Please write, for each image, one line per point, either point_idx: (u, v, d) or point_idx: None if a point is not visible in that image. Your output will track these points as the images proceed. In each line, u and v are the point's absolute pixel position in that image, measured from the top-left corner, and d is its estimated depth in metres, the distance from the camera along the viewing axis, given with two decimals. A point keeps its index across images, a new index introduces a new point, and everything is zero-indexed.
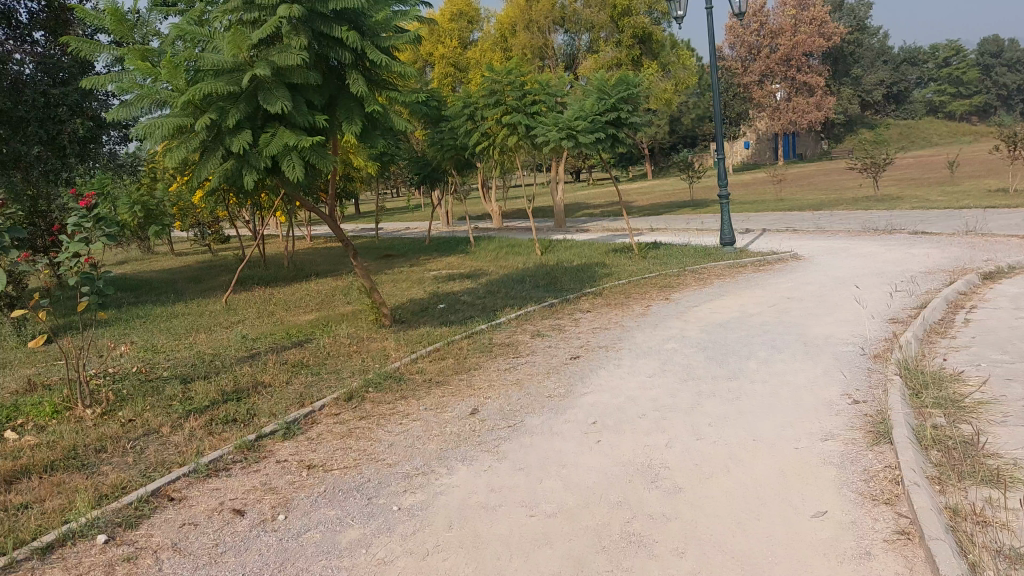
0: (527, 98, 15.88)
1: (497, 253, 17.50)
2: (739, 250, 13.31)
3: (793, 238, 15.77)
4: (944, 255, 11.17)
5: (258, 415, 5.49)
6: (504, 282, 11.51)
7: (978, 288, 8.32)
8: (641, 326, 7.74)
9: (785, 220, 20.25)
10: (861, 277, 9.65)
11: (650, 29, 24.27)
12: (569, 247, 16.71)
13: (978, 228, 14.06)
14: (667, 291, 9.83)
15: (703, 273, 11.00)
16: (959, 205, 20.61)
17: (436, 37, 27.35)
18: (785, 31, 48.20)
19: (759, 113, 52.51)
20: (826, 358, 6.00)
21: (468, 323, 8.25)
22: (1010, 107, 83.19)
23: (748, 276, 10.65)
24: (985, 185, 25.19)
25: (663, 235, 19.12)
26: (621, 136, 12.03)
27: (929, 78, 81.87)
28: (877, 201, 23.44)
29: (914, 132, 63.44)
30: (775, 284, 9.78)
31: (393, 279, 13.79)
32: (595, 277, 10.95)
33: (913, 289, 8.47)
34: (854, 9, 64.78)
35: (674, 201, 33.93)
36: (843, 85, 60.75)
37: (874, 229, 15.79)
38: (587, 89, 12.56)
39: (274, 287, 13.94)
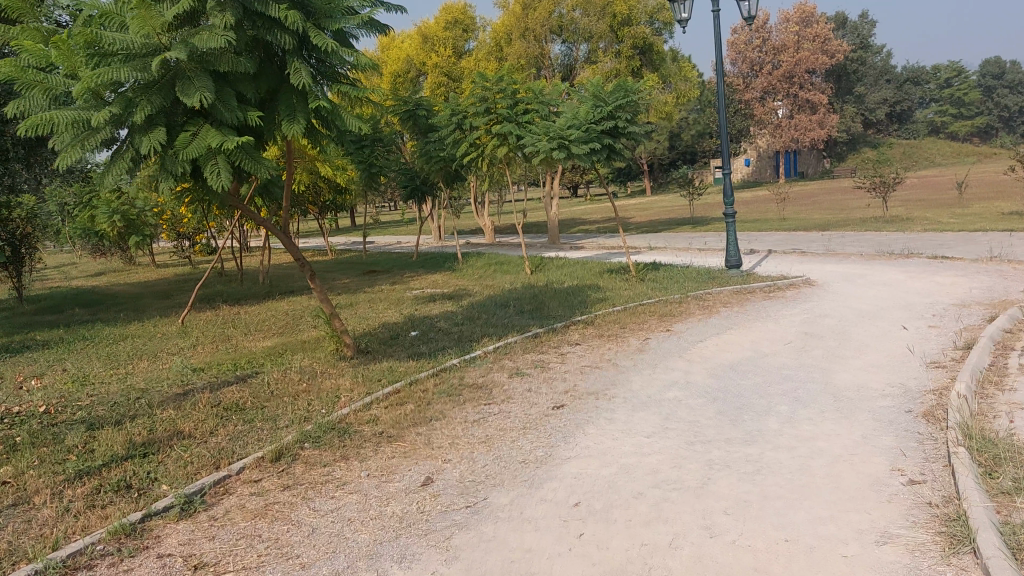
0: (520, 107, 14.89)
1: (486, 271, 16.49)
2: (746, 273, 12.29)
3: (801, 261, 14.74)
4: (972, 284, 10.13)
5: (159, 480, 4.40)
6: (487, 305, 10.46)
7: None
8: (637, 366, 6.69)
9: (791, 241, 19.22)
10: (885, 310, 8.62)
11: (650, 39, 23.43)
12: (562, 266, 15.69)
13: (1003, 253, 13.05)
14: (667, 321, 8.78)
15: (707, 300, 9.97)
16: (974, 227, 19.62)
17: (431, 45, 26.73)
18: (787, 48, 47.50)
19: (760, 130, 51.71)
20: (862, 416, 4.94)
21: (440, 357, 7.18)
22: (1010, 128, 82.68)
23: (757, 304, 9.63)
24: (997, 208, 24.26)
25: (663, 255, 18.11)
26: (619, 148, 11.03)
27: (930, 99, 81.50)
28: (886, 222, 22.48)
29: (916, 152, 62.67)
30: (789, 315, 8.74)
31: (369, 300, 12.76)
32: (587, 303, 9.92)
33: (949, 326, 7.43)
34: (857, 27, 64.04)
35: (672, 219, 32.96)
36: (846, 103, 60.07)
37: (889, 252, 14.78)
38: (580, 95, 11.61)
39: (241, 306, 12.88)
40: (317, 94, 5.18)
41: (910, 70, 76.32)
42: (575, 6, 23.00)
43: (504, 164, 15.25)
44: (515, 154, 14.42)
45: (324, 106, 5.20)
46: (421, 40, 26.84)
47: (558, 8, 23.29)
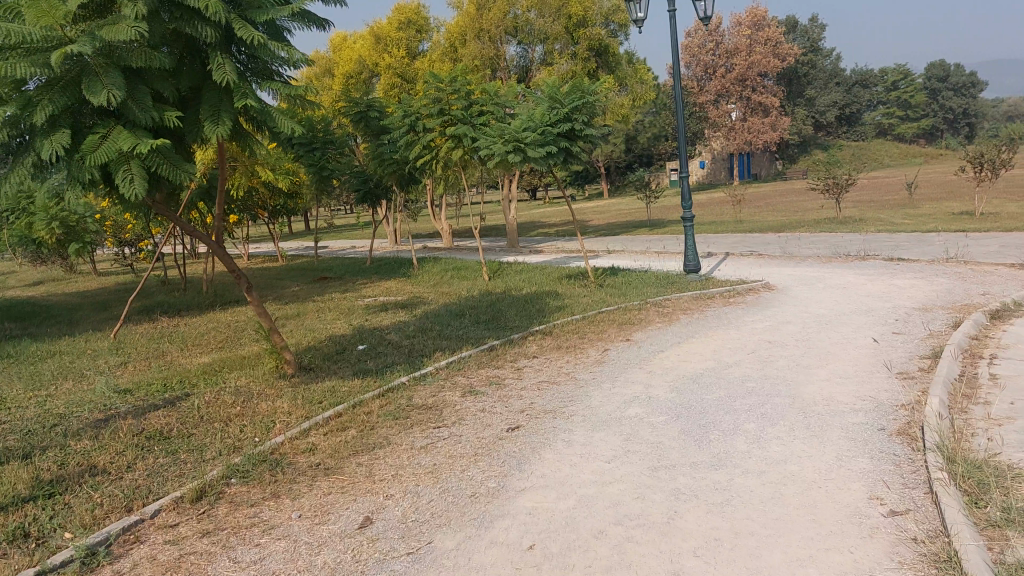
0: (474, 109, 14.47)
1: (442, 277, 16.05)
2: (706, 278, 12.06)
3: (759, 263, 14.59)
4: (932, 288, 10.00)
5: (62, 527, 3.91)
6: (441, 315, 10.02)
7: (989, 330, 7.08)
8: (597, 381, 6.31)
9: (748, 243, 19.12)
10: (849, 316, 8.39)
11: (605, 41, 23.22)
12: (518, 271, 15.32)
13: (959, 255, 13.04)
14: (627, 330, 8.44)
15: (668, 307, 9.66)
16: (927, 228, 19.77)
17: (384, 46, 26.29)
18: (740, 51, 47.87)
19: (715, 133, 52.06)
20: (835, 436, 4.63)
21: (387, 374, 6.73)
22: (955, 130, 84.79)
23: (719, 310, 9.37)
24: (948, 208, 24.57)
25: (621, 258, 17.86)
26: (576, 150, 10.68)
27: (878, 101, 83.15)
28: (839, 223, 22.58)
29: (866, 153, 63.79)
30: (751, 323, 8.46)
31: (318, 310, 12.23)
32: (544, 311, 9.54)
33: (915, 332, 7.21)
34: (807, 31, 64.90)
35: (629, 221, 32.83)
36: (798, 106, 60.87)
37: (846, 254, 14.71)
38: (536, 95, 11.15)
39: (182, 317, 12.26)
40: (244, 92, 4.71)
41: (859, 73, 77.77)
42: (530, 7, 22.65)
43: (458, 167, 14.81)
44: (469, 158, 13.99)
45: (251, 104, 4.72)
46: (374, 41, 26.38)
47: (513, 9, 22.92)
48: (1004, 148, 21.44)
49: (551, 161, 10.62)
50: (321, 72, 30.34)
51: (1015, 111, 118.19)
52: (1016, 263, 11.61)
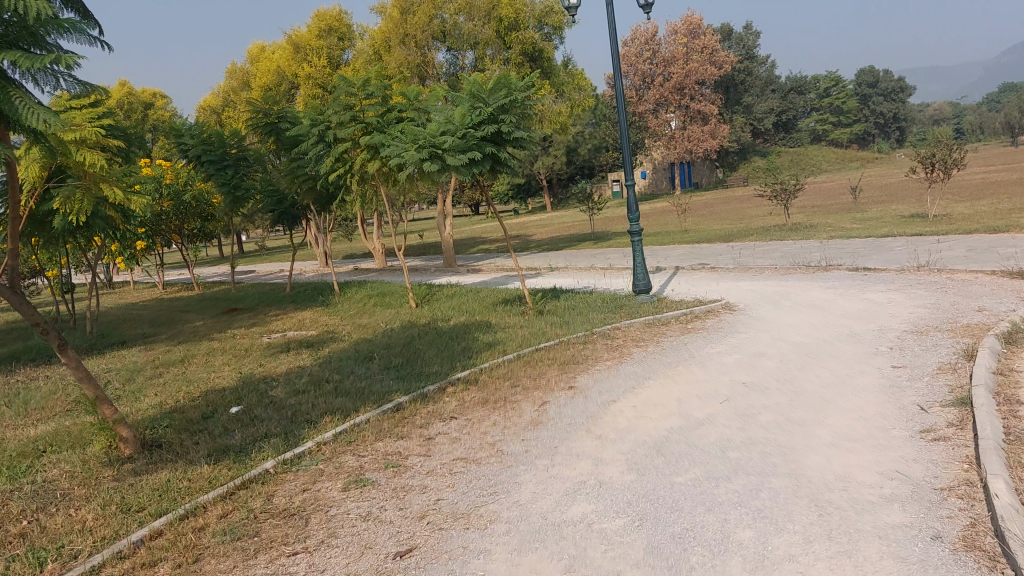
0: (391, 115, 12.83)
1: (364, 304, 14.36)
2: (657, 298, 10.63)
3: (714, 278, 13.23)
4: (916, 303, 8.69)
5: None
6: (346, 358, 8.33)
7: (1010, 360, 5.72)
8: (530, 457, 4.70)
9: (697, 255, 17.80)
10: (833, 346, 6.96)
11: (539, 45, 21.88)
12: (449, 296, 13.72)
13: (930, 262, 11.89)
14: (569, 373, 6.86)
15: (618, 338, 8.15)
16: (880, 232, 18.86)
17: (305, 55, 24.65)
18: (677, 59, 47.26)
19: (655, 143, 51.28)
20: (874, 554, 3.11)
21: (249, 458, 5.03)
22: (886, 134, 86.32)
23: (676, 341, 7.93)
24: (898, 211, 23.87)
25: (563, 277, 16.39)
26: (504, 157, 9.12)
27: (812, 108, 84.13)
28: (790, 229, 21.54)
29: (804, 159, 63.89)
30: (719, 358, 6.96)
31: (210, 355, 10.42)
32: (470, 349, 7.91)
33: (923, 368, 5.79)
34: (742, 38, 64.79)
35: (572, 235, 31.48)
36: (736, 113, 60.69)
37: (806, 264, 13.47)
38: (454, 95, 9.54)
39: (45, 368, 10.30)
40: None
41: (793, 80, 78.35)
42: (458, 10, 21.10)
43: (378, 182, 13.09)
44: (388, 170, 12.30)
45: None
46: (293, 51, 24.73)
47: (440, 12, 21.33)
48: (954, 148, 20.66)
49: (474, 169, 9.00)
50: (240, 86, 28.44)
51: (939, 115, 121.33)
52: (997, 270, 10.43)
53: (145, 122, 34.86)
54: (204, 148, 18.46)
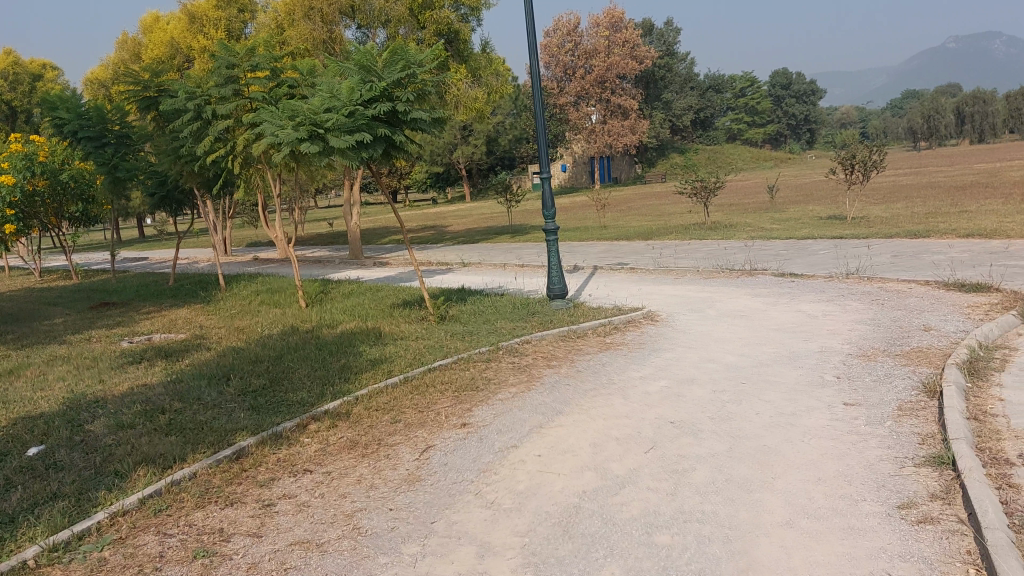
0: (279, 91, 11.34)
1: (250, 302, 12.82)
2: (573, 304, 9.53)
3: (634, 281, 12.25)
4: (854, 317, 7.84)
5: None
6: (199, 377, 6.89)
7: (981, 399, 4.83)
8: (396, 541, 3.49)
9: (616, 254, 16.87)
10: (774, 371, 5.97)
11: (455, 25, 20.64)
12: (345, 295, 12.33)
13: (859, 269, 11.18)
14: (464, 401, 5.66)
15: (527, 355, 6.97)
16: (801, 233, 18.36)
17: (201, 27, 22.73)
18: (598, 52, 46.67)
19: (575, 136, 50.59)
20: None
21: (10, 540, 3.66)
22: (798, 136, 88.52)
23: (593, 359, 6.83)
24: (815, 212, 23.62)
25: (473, 274, 15.17)
26: (399, 140, 7.83)
27: (728, 107, 85.21)
28: (710, 228, 20.92)
29: (721, 156, 64.48)
30: (644, 383, 5.88)
31: (48, 364, 8.81)
32: (351, 367, 6.59)
33: (883, 408, 4.83)
34: (663, 34, 64.63)
35: (488, 227, 30.31)
36: (656, 109, 60.64)
37: (730, 267, 12.66)
38: (339, 66, 8.18)
39: None
40: None
41: (711, 78, 79.13)
42: None
43: (264, 165, 11.59)
44: (273, 151, 10.82)
45: None
46: (188, 21, 22.76)
47: None
48: (875, 149, 20.38)
49: (363, 152, 7.67)
50: (129, 57, 26.11)
51: (847, 120, 125.26)
52: (932, 280, 9.73)
53: (28, 95, 31.89)
54: (80, 121, 16.36)
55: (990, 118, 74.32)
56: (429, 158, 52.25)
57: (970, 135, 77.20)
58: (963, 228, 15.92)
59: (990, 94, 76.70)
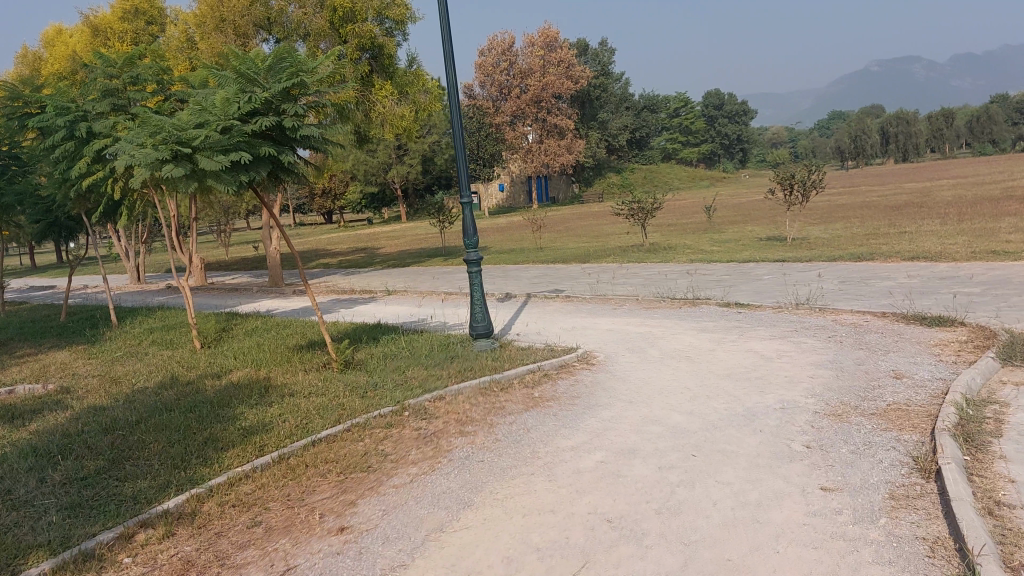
0: (165, 105, 9.98)
1: (141, 343, 11.37)
2: (499, 345, 8.37)
3: (569, 313, 11.21)
4: (812, 359, 6.91)
5: None
6: (28, 453, 5.52)
7: (989, 482, 3.86)
8: None
9: (551, 279, 15.85)
10: (730, 436, 4.93)
11: (378, 39, 19.29)
12: (248, 333, 10.98)
13: (808, 299, 10.35)
14: (350, 489, 4.48)
15: (439, 417, 5.76)
16: (742, 256, 17.69)
17: (106, 40, 21.09)
18: (533, 71, 46.08)
19: (512, 156, 49.81)
20: None
21: None
22: (731, 155, 89.86)
23: (514, 418, 5.71)
24: (754, 233, 23.12)
25: (396, 304, 13.91)
26: (286, 160, 6.63)
27: (663, 127, 85.95)
28: (649, 250, 20.18)
29: (657, 175, 64.69)
30: (576, 456, 4.78)
31: None
32: (215, 443, 5.29)
33: (869, 496, 3.83)
34: (598, 54, 64.58)
35: (420, 250, 29.09)
36: (592, 129, 60.45)
37: (671, 296, 11.73)
38: (212, 73, 6.97)
39: None
40: None
41: (646, 97, 79.55)
42: None
43: (148, 191, 10.20)
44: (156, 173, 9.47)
45: None
46: (92, 34, 21.14)
47: None
48: (813, 168, 19.91)
49: (243, 175, 6.48)
50: (28, 72, 24.08)
51: (777, 140, 128.16)
52: (888, 311, 8.94)
53: None
54: None
55: (913, 138, 76.79)
56: (363, 178, 50.81)
57: (894, 156, 79.41)
58: (906, 250, 15.43)
59: (912, 115, 79.27)
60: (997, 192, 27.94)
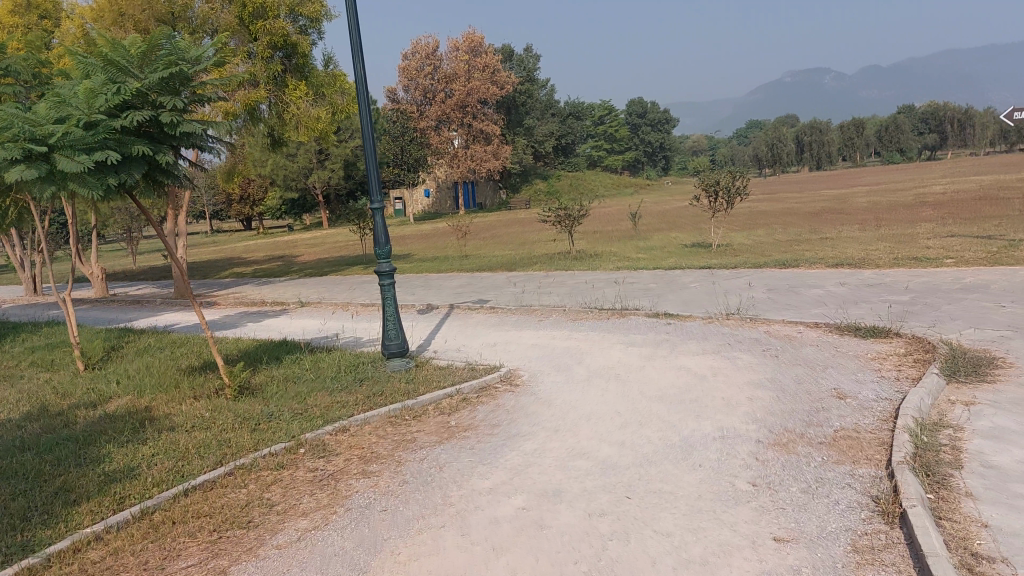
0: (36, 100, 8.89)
1: (18, 365, 10.22)
2: (415, 363, 7.66)
3: (492, 325, 10.59)
4: (750, 377, 6.46)
5: None
6: None
7: (962, 528, 3.40)
8: None
9: (475, 289, 15.22)
10: (668, 473, 4.37)
11: (292, 37, 18.15)
12: (141, 353, 9.98)
13: (738, 309, 9.99)
14: (225, 554, 3.74)
15: (339, 455, 5.04)
16: (670, 263, 17.42)
17: None
18: (458, 76, 45.44)
19: (437, 161, 49.03)
20: None
21: None
22: (654, 162, 91.14)
23: (425, 453, 5.04)
24: (679, 239, 23.02)
25: (308, 317, 13.05)
26: (164, 162, 5.85)
27: (588, 134, 86.54)
28: (575, 257, 19.76)
29: (582, 182, 64.86)
30: (494, 501, 4.14)
31: None
32: (65, 495, 4.44)
33: (829, 551, 3.31)
34: (523, 61, 64.42)
35: (340, 258, 28.04)
36: (518, 135, 60.19)
37: (598, 306, 11.25)
38: (77, 63, 6.17)
39: None
40: None
41: (571, 105, 79.84)
42: None
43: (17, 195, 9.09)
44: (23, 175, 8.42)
45: None
46: None
47: None
48: (737, 175, 19.84)
49: (110, 178, 5.66)
50: None
51: (698, 148, 131.03)
52: (821, 322, 8.62)
53: None
54: None
55: (826, 147, 79.27)
56: (283, 184, 49.15)
57: (809, 164, 81.78)
58: (831, 257, 15.38)
59: (825, 125, 81.87)
60: (910, 199, 28.70)
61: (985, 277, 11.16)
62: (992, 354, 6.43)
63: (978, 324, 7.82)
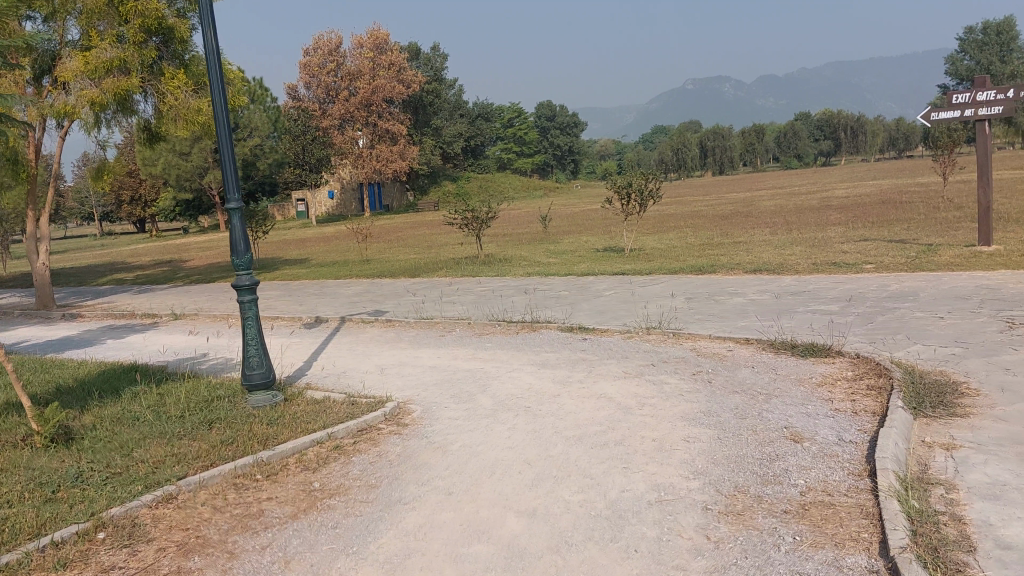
0: None
1: None
2: (283, 397, 6.31)
3: (386, 342, 9.29)
4: (683, 411, 5.41)
5: None
6: None
7: None
8: None
9: (372, 298, 13.85)
10: (595, 564, 3.24)
11: (168, 20, 16.04)
12: None
13: (660, 321, 9.02)
14: None
15: (151, 544, 3.71)
16: (581, 268, 16.49)
17: None
18: (363, 74, 43.74)
19: (341, 161, 47.10)
20: None
21: None
22: (563, 165, 91.11)
23: (270, 535, 3.75)
24: (590, 243, 22.20)
25: (177, 333, 11.41)
26: None
27: (498, 136, 85.72)
28: (483, 262, 18.64)
29: (491, 184, 63.87)
30: None
31: None
32: None
33: None
34: (430, 59, 62.92)
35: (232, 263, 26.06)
36: (425, 135, 58.66)
37: (507, 318, 10.10)
38: None
39: None
40: None
41: (481, 106, 78.72)
42: None
43: None
44: None
45: None
46: None
47: None
48: (649, 177, 19.10)
49: None
50: None
51: (607, 152, 132.49)
52: (752, 338, 7.70)
53: None
54: None
55: (729, 152, 80.82)
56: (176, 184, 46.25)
57: (712, 168, 83.20)
58: (748, 262, 14.70)
59: (728, 130, 83.64)
60: (815, 203, 28.87)
61: (911, 284, 10.56)
62: (952, 379, 5.58)
63: (922, 339, 7.05)
